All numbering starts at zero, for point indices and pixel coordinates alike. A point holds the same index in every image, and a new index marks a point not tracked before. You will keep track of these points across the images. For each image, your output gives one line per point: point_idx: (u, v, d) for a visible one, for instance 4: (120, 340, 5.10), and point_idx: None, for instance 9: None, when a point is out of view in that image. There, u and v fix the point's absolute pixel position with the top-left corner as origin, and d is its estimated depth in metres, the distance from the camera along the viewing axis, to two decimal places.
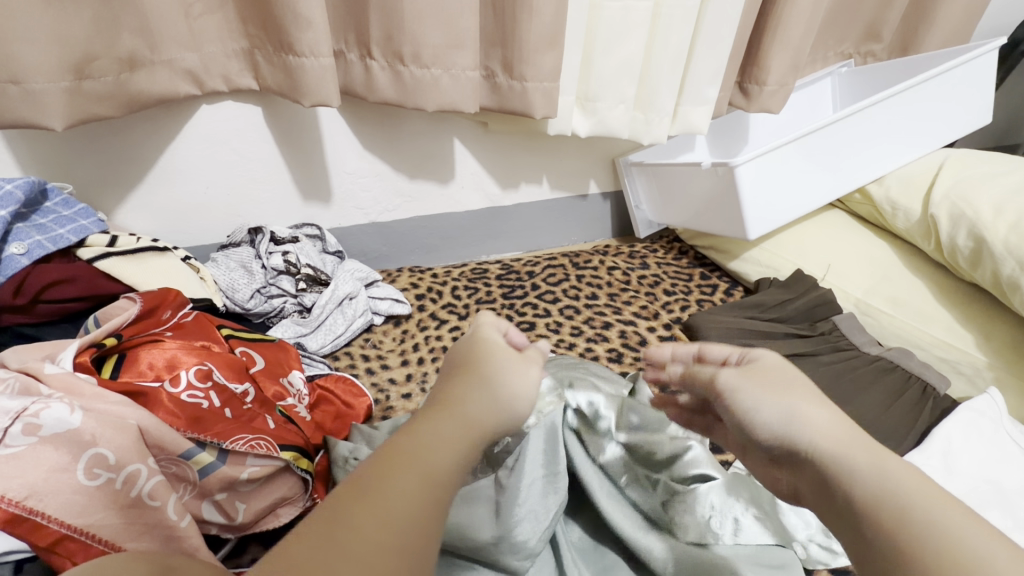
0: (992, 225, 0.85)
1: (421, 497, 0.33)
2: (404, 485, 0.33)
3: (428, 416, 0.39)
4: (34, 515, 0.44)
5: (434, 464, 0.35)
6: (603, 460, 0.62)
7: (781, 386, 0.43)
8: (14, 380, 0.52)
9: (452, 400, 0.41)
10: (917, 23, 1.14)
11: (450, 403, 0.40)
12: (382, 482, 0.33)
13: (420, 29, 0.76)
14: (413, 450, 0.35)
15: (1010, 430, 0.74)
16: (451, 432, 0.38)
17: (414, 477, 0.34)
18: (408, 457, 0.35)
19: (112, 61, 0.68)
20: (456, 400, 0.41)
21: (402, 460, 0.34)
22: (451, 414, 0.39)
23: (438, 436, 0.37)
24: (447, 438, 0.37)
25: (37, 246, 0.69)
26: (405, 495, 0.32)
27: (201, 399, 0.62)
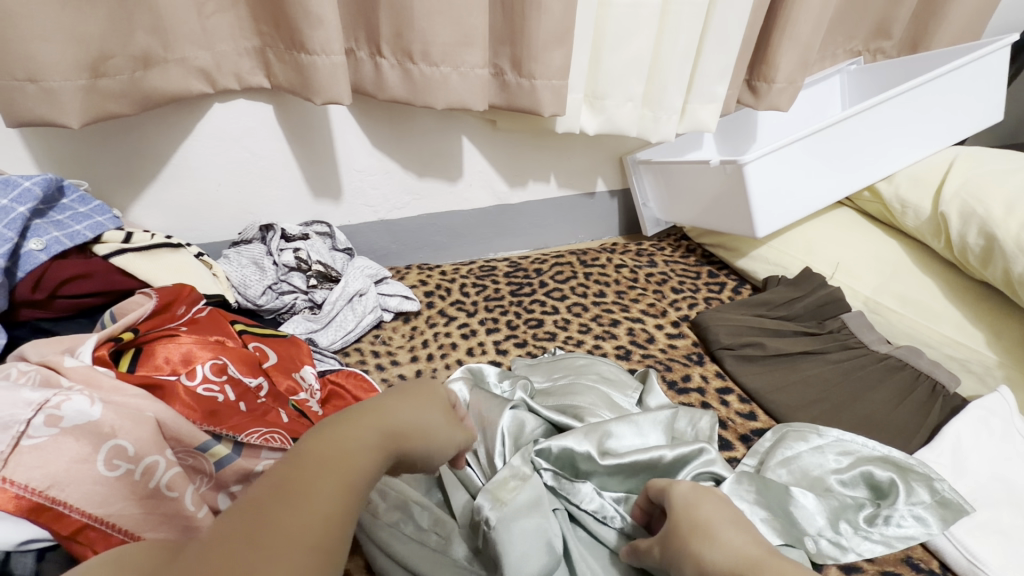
0: (1003, 222, 0.85)
1: (335, 498, 0.36)
2: (326, 485, 0.37)
3: (355, 425, 0.42)
4: (57, 504, 0.46)
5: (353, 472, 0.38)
6: (587, 506, 0.61)
7: (693, 531, 0.48)
8: (34, 373, 0.53)
9: (378, 419, 0.44)
10: (928, 20, 1.13)
11: (375, 421, 0.43)
12: (302, 482, 0.36)
13: (430, 27, 0.77)
14: (334, 455, 0.39)
15: (1021, 428, 0.74)
16: (376, 440, 0.42)
17: (331, 478, 0.37)
18: (330, 461, 0.38)
19: (127, 59, 0.68)
20: (382, 420, 0.44)
21: (324, 464, 0.38)
22: (380, 424, 0.43)
23: (361, 447, 0.40)
24: (366, 451, 0.40)
25: (54, 242, 0.70)
26: (324, 494, 0.36)
27: (217, 392, 0.64)
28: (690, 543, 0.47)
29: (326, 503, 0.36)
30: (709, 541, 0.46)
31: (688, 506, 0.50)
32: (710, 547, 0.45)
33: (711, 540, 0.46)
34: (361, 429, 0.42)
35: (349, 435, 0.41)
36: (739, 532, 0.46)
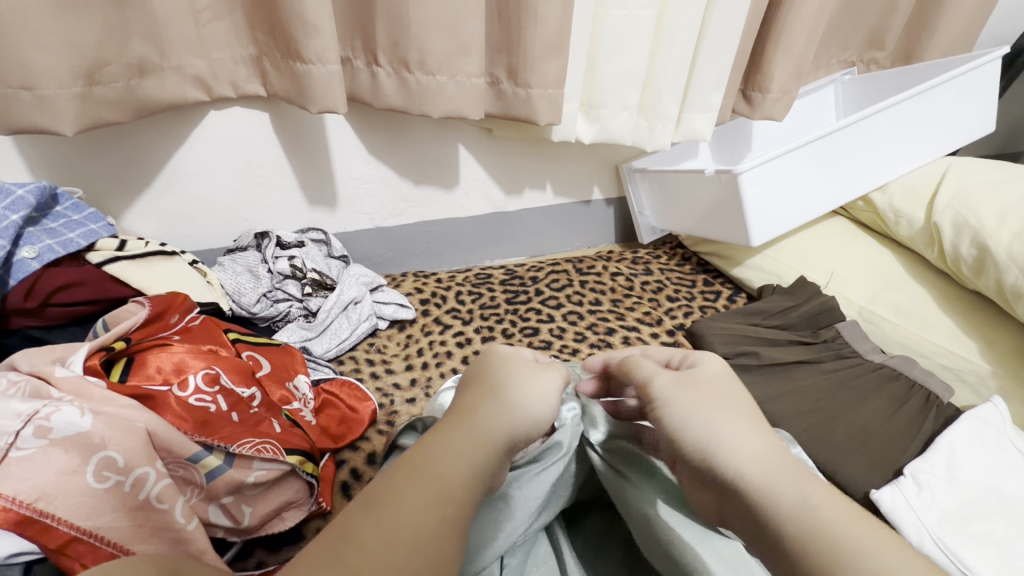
0: (995, 233, 0.86)
1: (427, 512, 0.34)
2: (419, 499, 0.35)
3: (449, 426, 0.41)
4: (44, 517, 0.45)
5: (444, 481, 0.36)
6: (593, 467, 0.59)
7: (706, 400, 0.45)
8: (25, 383, 0.53)
9: (466, 416, 0.42)
10: (920, 32, 1.14)
11: (465, 420, 0.41)
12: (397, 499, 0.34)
13: (426, 37, 0.77)
14: (425, 468, 0.37)
15: (1014, 439, 0.74)
16: (469, 451, 0.39)
17: (426, 496, 0.35)
18: (421, 473, 0.36)
19: (123, 67, 0.69)
20: (470, 415, 0.42)
21: (416, 476, 0.36)
22: (469, 431, 0.40)
23: (452, 453, 0.38)
24: (457, 457, 0.38)
25: (48, 249, 0.70)
26: (414, 508, 0.34)
27: (208, 402, 0.63)
28: (721, 424, 0.43)
29: (425, 524, 0.34)
30: (721, 423, 0.43)
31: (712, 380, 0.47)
32: (720, 433, 0.42)
33: (726, 427, 0.42)
34: (448, 436, 0.39)
35: (436, 451, 0.38)
36: (759, 434, 0.42)
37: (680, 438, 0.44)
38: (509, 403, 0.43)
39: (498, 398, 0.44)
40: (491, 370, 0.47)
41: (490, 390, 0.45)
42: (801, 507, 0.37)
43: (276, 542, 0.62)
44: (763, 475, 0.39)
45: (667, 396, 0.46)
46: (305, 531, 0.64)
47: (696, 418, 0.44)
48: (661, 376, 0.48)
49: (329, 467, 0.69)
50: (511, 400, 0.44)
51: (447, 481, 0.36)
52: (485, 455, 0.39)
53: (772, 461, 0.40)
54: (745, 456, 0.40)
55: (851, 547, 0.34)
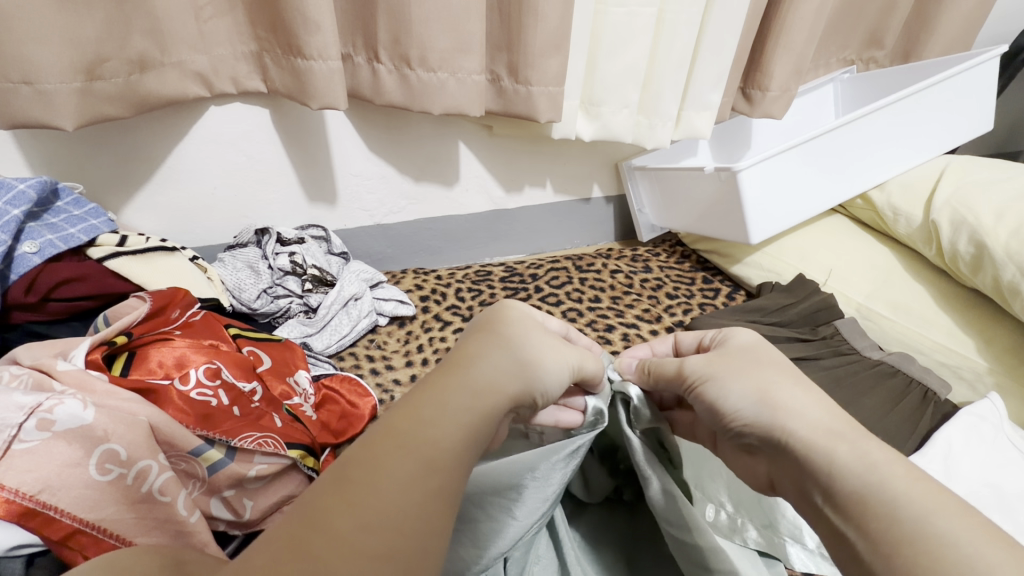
0: (992, 230, 0.86)
1: (419, 482, 0.33)
2: (433, 441, 0.35)
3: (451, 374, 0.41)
4: (48, 509, 0.45)
5: (441, 441, 0.36)
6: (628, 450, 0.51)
7: (749, 370, 0.47)
8: (27, 376, 0.53)
9: (466, 363, 0.42)
10: (920, 30, 1.14)
11: (463, 366, 0.42)
12: (383, 472, 0.32)
13: (427, 33, 0.77)
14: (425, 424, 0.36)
15: (1011, 436, 0.74)
16: (474, 408, 0.39)
17: (415, 463, 0.34)
18: (409, 434, 0.35)
19: (123, 62, 0.69)
20: (471, 363, 0.42)
21: (404, 437, 0.35)
22: (471, 379, 0.40)
23: (455, 406, 0.38)
24: (459, 408, 0.38)
25: (48, 245, 0.70)
26: (404, 478, 0.33)
27: (210, 396, 0.63)
28: (749, 382, 0.46)
29: (409, 500, 0.32)
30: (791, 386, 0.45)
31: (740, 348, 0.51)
32: (773, 390, 0.45)
33: (781, 398, 0.44)
34: (450, 402, 0.38)
35: (434, 418, 0.37)
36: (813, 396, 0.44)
37: (725, 408, 0.46)
38: (512, 354, 0.44)
39: (508, 364, 0.43)
40: (495, 324, 0.47)
41: (507, 352, 0.44)
42: (860, 464, 0.38)
43: None
44: (815, 434, 0.41)
45: (706, 374, 0.48)
46: None
47: (739, 391, 0.46)
48: (693, 358, 0.51)
49: (329, 461, 0.71)
50: (515, 352, 0.44)
51: (442, 436, 0.36)
52: (485, 412, 0.39)
53: (827, 424, 0.41)
54: (798, 416, 0.43)
55: (938, 529, 0.33)
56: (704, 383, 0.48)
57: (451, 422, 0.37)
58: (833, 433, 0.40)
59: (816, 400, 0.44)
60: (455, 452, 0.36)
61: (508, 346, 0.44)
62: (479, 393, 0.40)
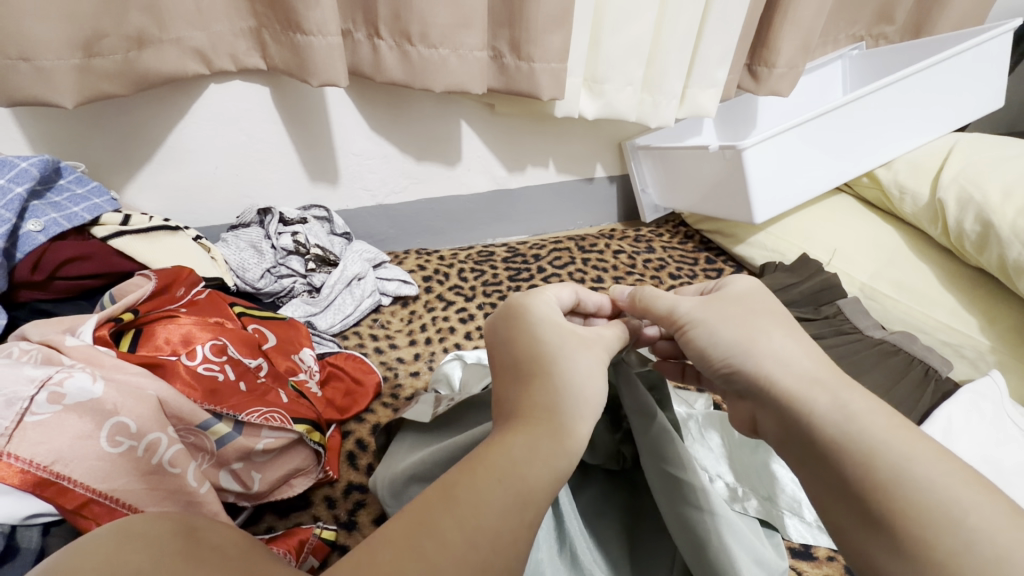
0: (999, 209, 0.85)
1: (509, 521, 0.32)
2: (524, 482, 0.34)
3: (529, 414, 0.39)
4: (61, 479, 0.46)
5: (530, 484, 0.34)
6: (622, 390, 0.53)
7: (743, 315, 0.46)
8: (37, 351, 0.54)
9: (542, 406, 0.39)
10: (931, 4, 1.12)
11: (541, 409, 0.39)
12: (473, 500, 0.32)
13: (428, 8, 0.76)
14: (514, 465, 0.35)
15: (1011, 413, 0.74)
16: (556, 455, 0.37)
17: (508, 501, 0.33)
18: (500, 472, 0.34)
19: (121, 39, 0.68)
20: (546, 404, 0.39)
21: (494, 474, 0.34)
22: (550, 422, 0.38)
23: (540, 451, 0.36)
24: (544, 453, 0.36)
25: (53, 223, 0.70)
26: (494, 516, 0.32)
27: (217, 371, 0.63)
28: (742, 326, 0.45)
29: (504, 524, 0.32)
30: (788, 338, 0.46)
31: (742, 293, 0.49)
32: (757, 337, 0.44)
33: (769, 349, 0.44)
34: (525, 433, 0.37)
35: (510, 448, 0.36)
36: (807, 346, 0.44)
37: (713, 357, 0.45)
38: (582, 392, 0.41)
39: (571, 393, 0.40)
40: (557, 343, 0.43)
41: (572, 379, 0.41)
42: (839, 415, 0.38)
43: (284, 507, 0.65)
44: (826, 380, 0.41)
45: (697, 318, 0.46)
46: (312, 496, 0.66)
47: (726, 336, 0.45)
48: (686, 301, 0.48)
49: (335, 437, 0.71)
50: (584, 384, 0.41)
51: (530, 479, 0.35)
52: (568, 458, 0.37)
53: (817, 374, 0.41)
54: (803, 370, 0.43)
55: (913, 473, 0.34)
56: (695, 327, 0.46)
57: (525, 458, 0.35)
58: (815, 381, 0.40)
59: (803, 347, 0.44)
60: (546, 482, 0.35)
61: (568, 368, 0.42)
62: (553, 422, 0.38)
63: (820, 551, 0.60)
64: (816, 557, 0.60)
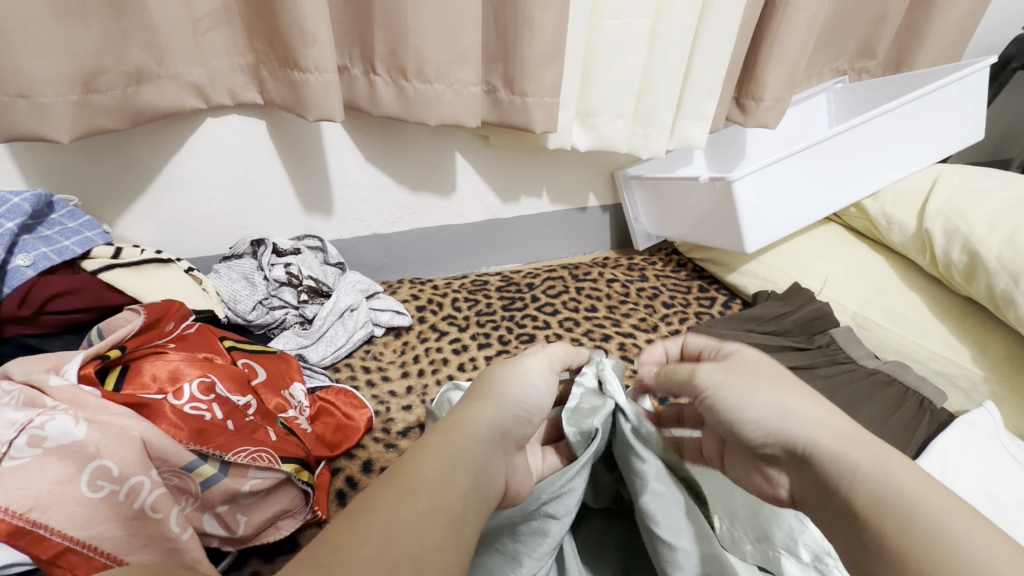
0: (985, 239, 0.87)
1: (407, 508, 0.33)
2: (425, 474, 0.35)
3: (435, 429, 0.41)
4: (38, 527, 0.45)
5: (428, 477, 0.35)
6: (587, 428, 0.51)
7: (762, 381, 0.46)
8: (18, 392, 0.53)
9: (448, 419, 0.42)
10: (910, 41, 1.16)
11: (446, 423, 0.41)
12: (381, 502, 0.33)
13: (423, 45, 0.78)
14: (414, 465, 0.36)
15: (1008, 445, 0.74)
16: (455, 449, 0.38)
17: (403, 492, 0.34)
18: (402, 474, 0.35)
19: (119, 75, 0.69)
20: (452, 418, 0.42)
21: (396, 476, 0.35)
22: (451, 428, 0.40)
23: (438, 450, 0.38)
24: (441, 450, 0.38)
25: (43, 257, 0.70)
26: (390, 505, 0.32)
27: (204, 410, 0.62)
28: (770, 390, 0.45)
29: (398, 511, 0.32)
30: (803, 397, 0.44)
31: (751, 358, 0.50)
32: (791, 403, 0.43)
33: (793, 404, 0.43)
34: (431, 438, 0.39)
35: (418, 453, 0.37)
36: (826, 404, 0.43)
37: (742, 421, 0.45)
38: (489, 403, 0.44)
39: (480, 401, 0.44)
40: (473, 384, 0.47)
41: (477, 397, 0.44)
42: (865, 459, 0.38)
43: (270, 551, 0.63)
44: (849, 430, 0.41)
45: (717, 386, 0.47)
46: (299, 538, 0.64)
47: (758, 405, 0.44)
48: (709, 367, 0.49)
49: (324, 474, 0.70)
50: (491, 397, 0.44)
51: (430, 473, 0.36)
52: (468, 452, 0.38)
53: (844, 429, 0.41)
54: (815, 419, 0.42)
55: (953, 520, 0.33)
56: (717, 395, 0.47)
57: (428, 454, 0.37)
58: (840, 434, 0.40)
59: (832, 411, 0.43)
60: (440, 473, 0.36)
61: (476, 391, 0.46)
62: (451, 427, 0.40)
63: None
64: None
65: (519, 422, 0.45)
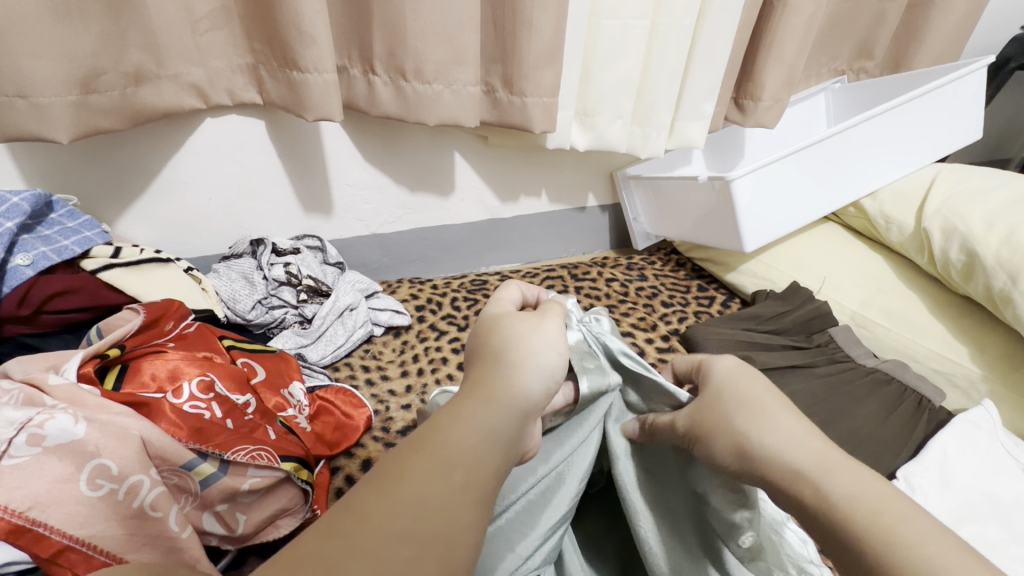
0: (983, 239, 0.87)
1: (442, 487, 0.33)
2: (460, 448, 0.35)
3: (466, 394, 0.40)
4: (37, 526, 0.45)
5: (461, 450, 0.35)
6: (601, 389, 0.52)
7: (737, 414, 0.45)
8: (18, 392, 0.53)
9: (478, 385, 0.41)
10: (908, 41, 1.16)
11: (476, 388, 0.41)
12: (416, 475, 0.33)
13: (421, 45, 0.78)
14: (450, 435, 0.36)
15: (1006, 443, 0.74)
16: (488, 421, 0.38)
17: (439, 467, 0.34)
18: (435, 443, 0.35)
19: (118, 75, 0.69)
20: (481, 384, 0.41)
21: (430, 444, 0.35)
22: (482, 396, 0.40)
23: (470, 422, 0.37)
24: (473, 422, 0.37)
25: (42, 257, 0.70)
26: (425, 481, 0.33)
27: (203, 409, 0.62)
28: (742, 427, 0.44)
29: (432, 490, 0.32)
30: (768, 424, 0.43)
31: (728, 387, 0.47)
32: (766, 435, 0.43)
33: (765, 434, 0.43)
34: (461, 407, 0.38)
35: (451, 421, 0.37)
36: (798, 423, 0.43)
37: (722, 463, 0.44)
38: (519, 370, 0.42)
39: (511, 370, 0.42)
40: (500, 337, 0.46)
41: (507, 362, 0.43)
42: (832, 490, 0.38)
43: (269, 549, 0.63)
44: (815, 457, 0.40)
45: (700, 428, 0.46)
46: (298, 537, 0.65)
47: (729, 444, 0.44)
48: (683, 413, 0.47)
49: (323, 473, 0.70)
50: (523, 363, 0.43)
51: (464, 447, 0.35)
52: (498, 424, 0.38)
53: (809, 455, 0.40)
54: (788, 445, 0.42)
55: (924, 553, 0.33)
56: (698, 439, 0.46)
57: (463, 425, 0.37)
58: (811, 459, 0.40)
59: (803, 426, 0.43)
60: (472, 449, 0.36)
61: (508, 347, 0.44)
62: (482, 396, 0.40)
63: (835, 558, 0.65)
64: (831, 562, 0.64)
65: (545, 394, 0.44)
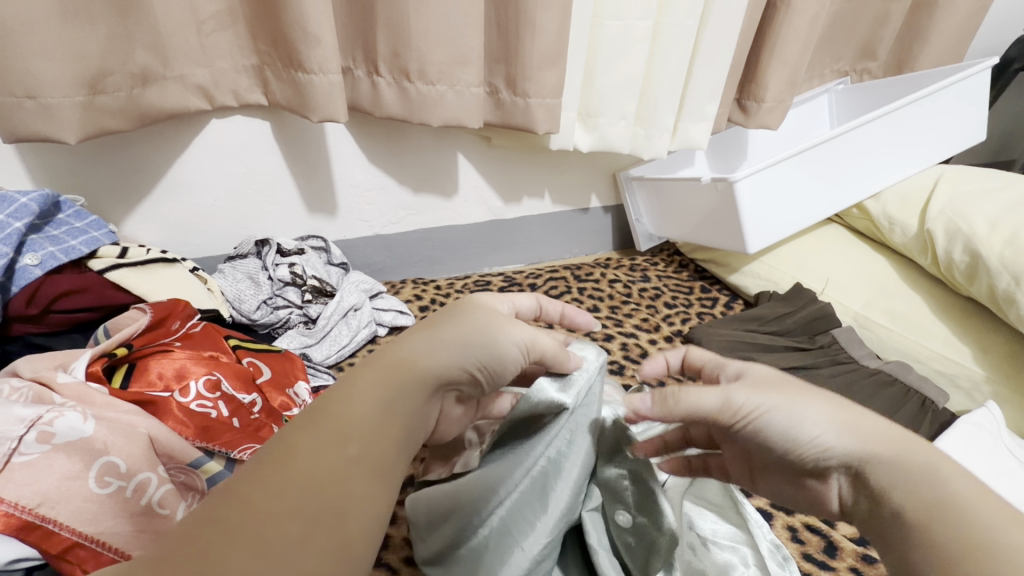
0: (987, 239, 0.87)
1: (333, 463, 0.30)
2: (361, 420, 0.33)
3: (378, 363, 0.38)
4: (47, 522, 0.45)
5: (359, 423, 0.33)
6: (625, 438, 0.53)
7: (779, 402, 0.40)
8: (27, 389, 0.53)
9: (400, 356, 0.39)
10: (912, 42, 1.16)
11: (398, 358, 0.38)
12: (306, 450, 0.30)
13: (426, 47, 0.78)
14: (351, 407, 0.34)
15: (1010, 445, 0.74)
16: (399, 392, 0.36)
17: (331, 441, 0.31)
18: (333, 416, 0.33)
19: (126, 76, 0.70)
20: (404, 355, 0.39)
21: (327, 419, 0.33)
22: (399, 365, 0.37)
23: (375, 390, 0.35)
24: (376, 389, 0.35)
25: (50, 256, 0.70)
26: (316, 455, 0.30)
27: (209, 408, 0.63)
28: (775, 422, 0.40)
29: (323, 466, 0.30)
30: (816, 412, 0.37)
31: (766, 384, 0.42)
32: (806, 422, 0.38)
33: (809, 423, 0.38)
34: (362, 375, 0.36)
35: (356, 395, 0.35)
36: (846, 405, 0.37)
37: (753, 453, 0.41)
38: (442, 343, 0.40)
39: (433, 340, 0.40)
40: (439, 313, 0.44)
41: (431, 336, 0.41)
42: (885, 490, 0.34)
43: None
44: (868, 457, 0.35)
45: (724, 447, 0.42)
46: None
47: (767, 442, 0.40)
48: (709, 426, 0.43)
49: None
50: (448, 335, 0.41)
51: (368, 421, 0.33)
52: (406, 395, 0.36)
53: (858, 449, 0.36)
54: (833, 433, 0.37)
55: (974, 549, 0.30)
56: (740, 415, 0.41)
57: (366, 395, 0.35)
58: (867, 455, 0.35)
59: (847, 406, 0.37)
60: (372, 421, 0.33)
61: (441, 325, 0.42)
62: (397, 368, 0.37)
63: (837, 564, 0.65)
64: (835, 569, 0.64)
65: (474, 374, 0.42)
